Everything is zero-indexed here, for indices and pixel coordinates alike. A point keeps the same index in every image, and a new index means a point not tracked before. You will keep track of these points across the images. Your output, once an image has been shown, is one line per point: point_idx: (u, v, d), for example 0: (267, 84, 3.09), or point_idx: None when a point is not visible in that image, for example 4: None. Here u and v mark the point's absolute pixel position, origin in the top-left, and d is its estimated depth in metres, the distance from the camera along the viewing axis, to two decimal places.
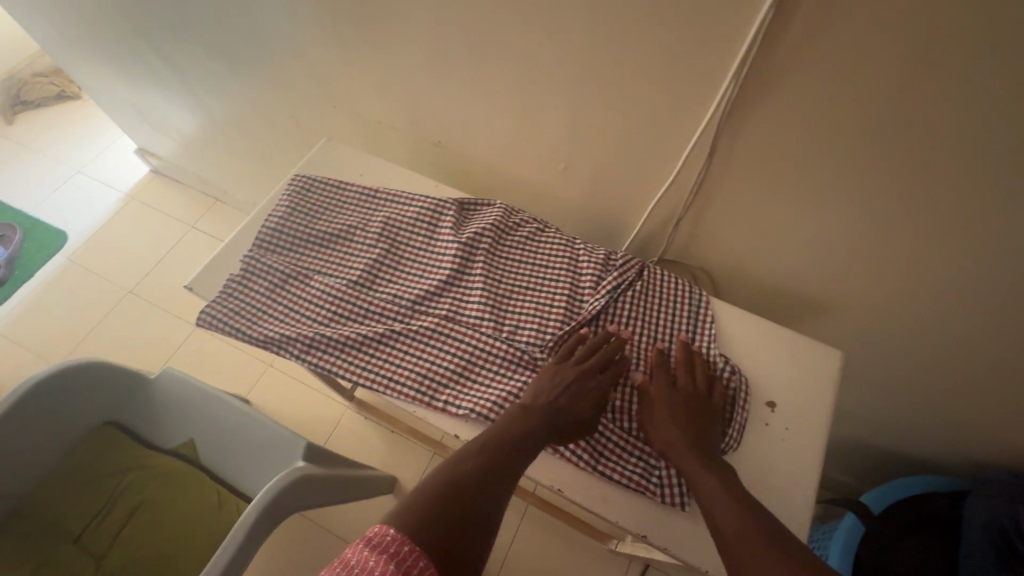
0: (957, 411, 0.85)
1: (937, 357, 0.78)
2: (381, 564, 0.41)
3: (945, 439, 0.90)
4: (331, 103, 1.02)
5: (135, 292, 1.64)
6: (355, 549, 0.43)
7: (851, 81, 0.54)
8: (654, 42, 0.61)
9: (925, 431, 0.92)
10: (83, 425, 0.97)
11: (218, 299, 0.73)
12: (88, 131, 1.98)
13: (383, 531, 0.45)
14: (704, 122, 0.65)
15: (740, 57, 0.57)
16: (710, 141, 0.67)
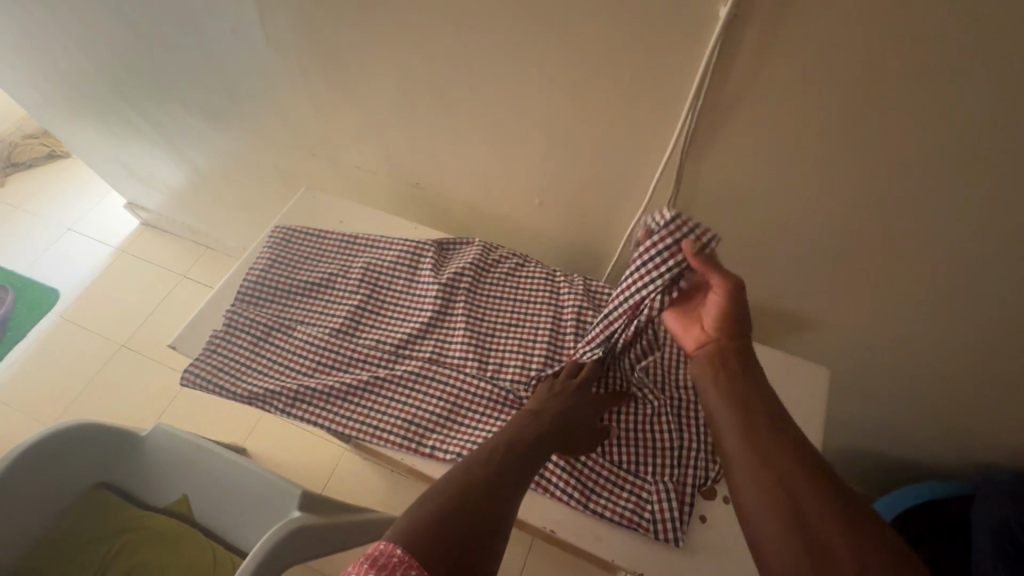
0: (952, 417, 0.84)
1: (925, 363, 0.78)
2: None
3: (944, 443, 0.90)
4: (309, 152, 1.04)
5: (127, 345, 1.63)
6: (357, 567, 0.41)
7: (802, 106, 0.55)
8: (612, 78, 0.62)
9: (923, 437, 0.91)
10: (74, 488, 0.96)
11: (201, 357, 0.73)
12: (78, 189, 2.01)
13: (389, 550, 0.43)
14: (668, 151, 0.66)
15: (693, 91, 0.58)
16: (676, 168, 0.68)
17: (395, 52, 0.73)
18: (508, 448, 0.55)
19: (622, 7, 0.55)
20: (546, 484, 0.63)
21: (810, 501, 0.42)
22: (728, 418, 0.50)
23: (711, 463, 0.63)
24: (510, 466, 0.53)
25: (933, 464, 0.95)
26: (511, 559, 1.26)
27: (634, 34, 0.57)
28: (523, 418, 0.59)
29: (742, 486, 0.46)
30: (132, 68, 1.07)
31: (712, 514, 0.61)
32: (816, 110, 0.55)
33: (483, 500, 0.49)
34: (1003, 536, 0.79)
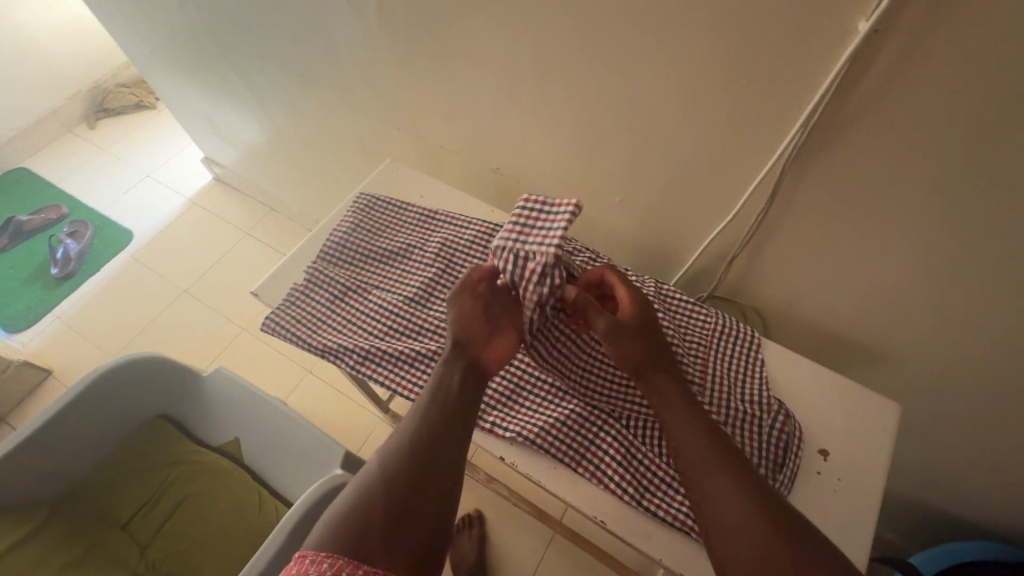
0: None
1: (1004, 421, 0.74)
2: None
3: (1007, 507, 0.85)
4: (395, 126, 1.07)
5: (189, 291, 1.72)
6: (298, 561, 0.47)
7: (924, 133, 0.54)
8: (724, 84, 0.62)
9: (984, 497, 0.86)
10: (139, 415, 1.02)
11: (282, 306, 0.77)
12: (160, 139, 2.13)
13: (307, 553, 0.47)
14: (769, 164, 0.66)
15: (812, 107, 0.58)
16: (773, 182, 0.67)
17: (502, 36, 0.75)
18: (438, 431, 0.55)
19: (751, 13, 0.55)
20: (601, 477, 0.63)
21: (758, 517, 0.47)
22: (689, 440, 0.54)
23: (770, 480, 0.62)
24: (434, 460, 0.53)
25: (989, 528, 0.91)
26: (528, 551, 1.28)
27: (757, 42, 0.56)
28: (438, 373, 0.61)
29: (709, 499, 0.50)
30: (239, 28, 1.12)
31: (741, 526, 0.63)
32: (939, 140, 0.53)
33: (405, 496, 0.50)
34: None
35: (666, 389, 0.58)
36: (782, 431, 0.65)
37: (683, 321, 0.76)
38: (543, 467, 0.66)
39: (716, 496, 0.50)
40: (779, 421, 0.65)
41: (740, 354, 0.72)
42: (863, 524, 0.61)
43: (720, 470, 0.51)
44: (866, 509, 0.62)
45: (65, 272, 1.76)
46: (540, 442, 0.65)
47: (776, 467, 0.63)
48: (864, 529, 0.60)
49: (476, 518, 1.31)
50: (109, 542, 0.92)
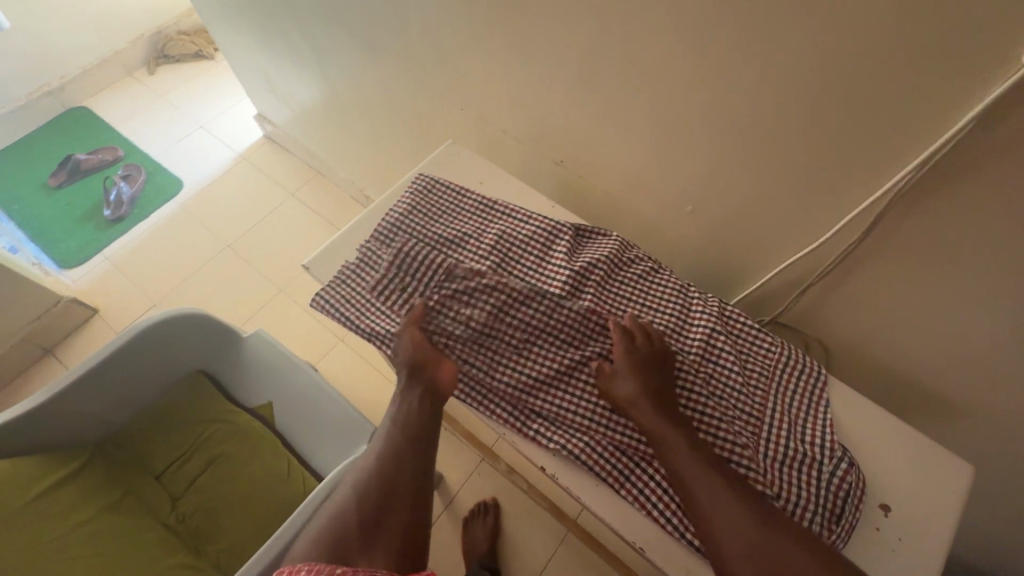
0: None
1: None
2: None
3: None
4: (458, 105, 1.03)
5: (232, 247, 1.74)
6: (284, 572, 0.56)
7: None
8: (845, 100, 0.57)
9: None
10: (181, 367, 1.04)
11: (334, 283, 0.76)
12: (216, 90, 2.13)
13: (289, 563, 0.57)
14: (879, 192, 0.61)
15: (939, 146, 0.53)
16: (878, 210, 0.62)
17: (590, 26, 0.71)
18: (398, 460, 0.64)
19: (895, 25, 0.49)
20: (644, 502, 0.61)
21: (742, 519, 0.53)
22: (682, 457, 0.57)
23: (824, 531, 0.59)
24: (394, 484, 0.62)
25: None
26: (541, 546, 1.28)
27: (895, 58, 0.51)
28: (394, 396, 0.69)
29: (707, 509, 0.54)
30: None
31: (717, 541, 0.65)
32: None
33: (368, 515, 0.60)
34: None
35: (650, 415, 0.60)
36: (844, 480, 0.61)
37: (745, 348, 0.71)
38: (585, 481, 0.64)
39: (712, 506, 0.54)
40: (841, 468, 0.61)
41: (804, 390, 0.68)
42: None
43: (705, 484, 0.55)
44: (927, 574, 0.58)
45: (117, 215, 1.80)
46: (583, 458, 0.64)
47: (833, 517, 0.60)
48: None
49: (492, 506, 1.30)
50: (145, 489, 0.95)
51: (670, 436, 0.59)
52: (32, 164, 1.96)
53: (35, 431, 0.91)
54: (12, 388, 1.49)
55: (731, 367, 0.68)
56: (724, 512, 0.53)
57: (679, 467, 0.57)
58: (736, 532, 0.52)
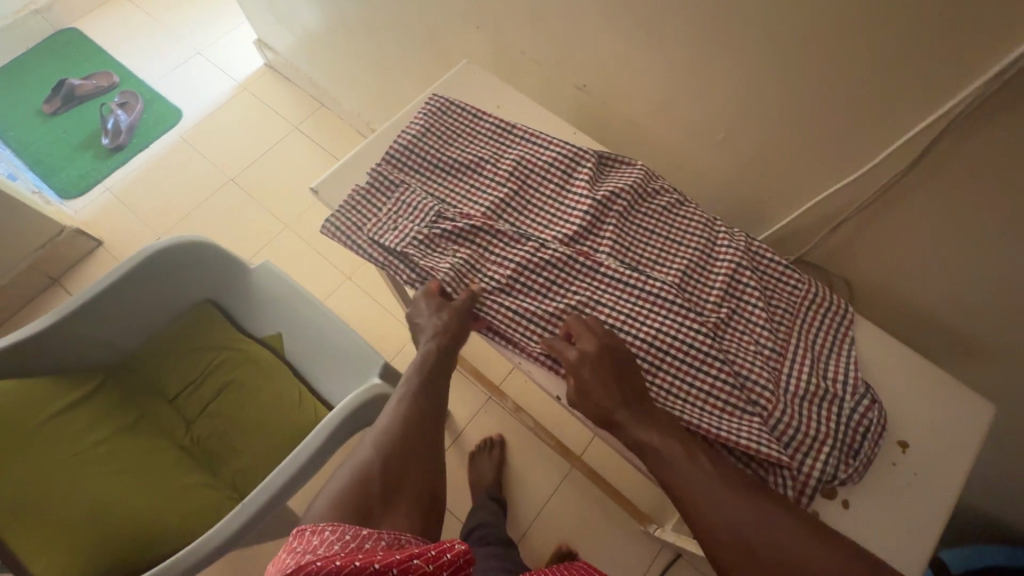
0: None
1: None
2: (307, 548, 0.46)
3: None
4: (473, 23, 0.96)
5: (235, 180, 1.70)
6: (292, 543, 0.49)
7: None
8: (912, 6, 0.51)
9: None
10: (190, 296, 1.03)
11: (344, 208, 0.73)
12: (212, 13, 2.01)
13: (303, 527, 0.50)
14: (937, 113, 0.56)
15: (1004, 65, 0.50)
16: (932, 135, 0.58)
17: None
18: (422, 411, 0.64)
19: None
20: None
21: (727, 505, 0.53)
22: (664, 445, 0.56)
23: (841, 465, 0.58)
24: (418, 439, 0.62)
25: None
26: (546, 481, 1.31)
27: None
28: (424, 340, 0.67)
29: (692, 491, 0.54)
30: None
31: (822, 512, 0.58)
32: None
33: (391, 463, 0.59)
34: None
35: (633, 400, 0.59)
36: (864, 416, 0.60)
37: (770, 284, 0.69)
38: None
39: (692, 490, 0.54)
40: (864, 403, 0.60)
41: (829, 327, 0.66)
42: (933, 521, 0.57)
43: (686, 457, 0.55)
44: (939, 508, 0.58)
45: (115, 144, 1.74)
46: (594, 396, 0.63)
47: (850, 452, 0.59)
48: (941, 524, 0.57)
49: (498, 442, 1.33)
50: (160, 412, 0.97)
51: (609, 398, 0.58)
52: (24, 88, 1.88)
53: (47, 353, 0.91)
54: (23, 317, 1.50)
55: (755, 303, 0.67)
56: (707, 496, 0.53)
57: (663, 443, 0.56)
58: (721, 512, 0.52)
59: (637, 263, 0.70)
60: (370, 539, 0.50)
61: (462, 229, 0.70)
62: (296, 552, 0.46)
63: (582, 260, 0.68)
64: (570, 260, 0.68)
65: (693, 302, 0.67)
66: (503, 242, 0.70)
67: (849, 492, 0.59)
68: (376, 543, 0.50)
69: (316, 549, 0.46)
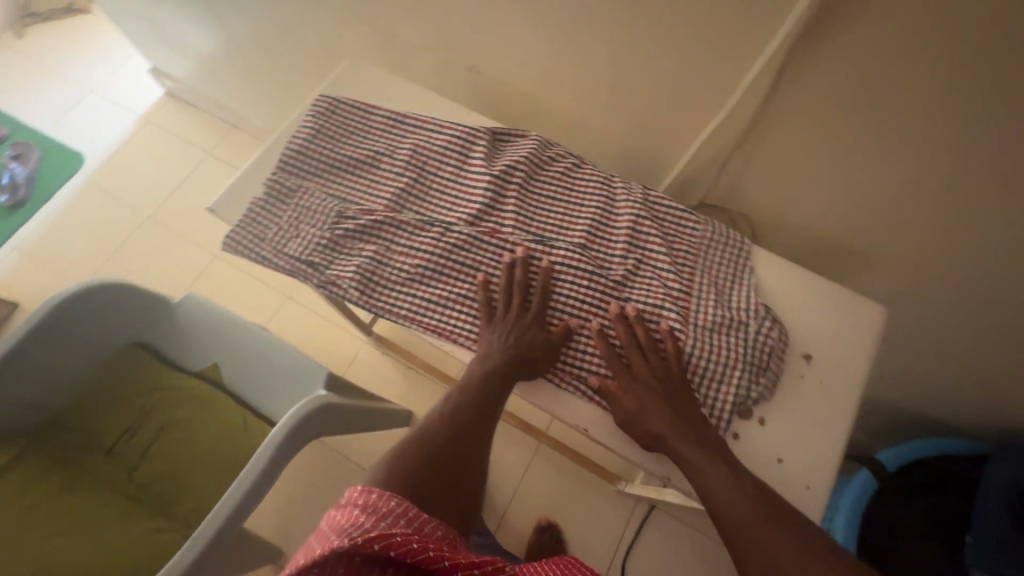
0: (983, 366, 0.86)
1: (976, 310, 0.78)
2: (348, 514, 0.43)
3: (963, 394, 0.93)
4: (355, 19, 0.95)
5: (153, 217, 1.62)
6: (355, 493, 0.46)
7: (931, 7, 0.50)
8: None
9: (945, 385, 0.94)
10: (110, 342, 0.97)
11: (244, 223, 0.72)
12: (99, 48, 1.91)
13: (363, 491, 0.47)
14: (774, 41, 0.59)
15: None
16: (777, 64, 0.61)
17: None
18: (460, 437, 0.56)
19: None
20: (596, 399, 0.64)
21: (734, 497, 0.53)
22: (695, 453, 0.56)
23: (751, 386, 0.62)
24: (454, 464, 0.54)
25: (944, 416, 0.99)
26: (518, 461, 1.33)
27: None
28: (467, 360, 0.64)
29: (714, 491, 0.54)
30: None
31: (744, 434, 0.62)
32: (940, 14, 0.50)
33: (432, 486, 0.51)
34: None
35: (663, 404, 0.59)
36: (768, 337, 0.64)
37: (671, 229, 0.72)
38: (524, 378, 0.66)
39: (712, 492, 0.54)
40: (767, 325, 0.64)
41: (729, 261, 0.70)
42: (841, 418, 0.62)
43: (693, 453, 0.56)
44: (846, 406, 0.63)
45: (14, 200, 1.63)
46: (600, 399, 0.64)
47: (759, 373, 0.63)
48: (849, 420, 0.62)
49: None
50: (98, 465, 0.93)
51: (655, 412, 0.59)
52: None
53: None
54: None
55: (659, 249, 0.69)
56: (726, 493, 0.54)
57: (682, 448, 0.57)
58: (724, 507, 0.53)
59: (542, 229, 0.71)
60: (428, 524, 0.45)
61: (368, 224, 0.71)
62: (359, 511, 0.44)
63: (489, 237, 0.70)
64: (476, 238, 0.69)
65: (601, 260, 0.69)
66: (420, 232, 0.70)
67: (765, 409, 0.63)
68: (433, 530, 0.45)
69: (354, 516, 0.43)
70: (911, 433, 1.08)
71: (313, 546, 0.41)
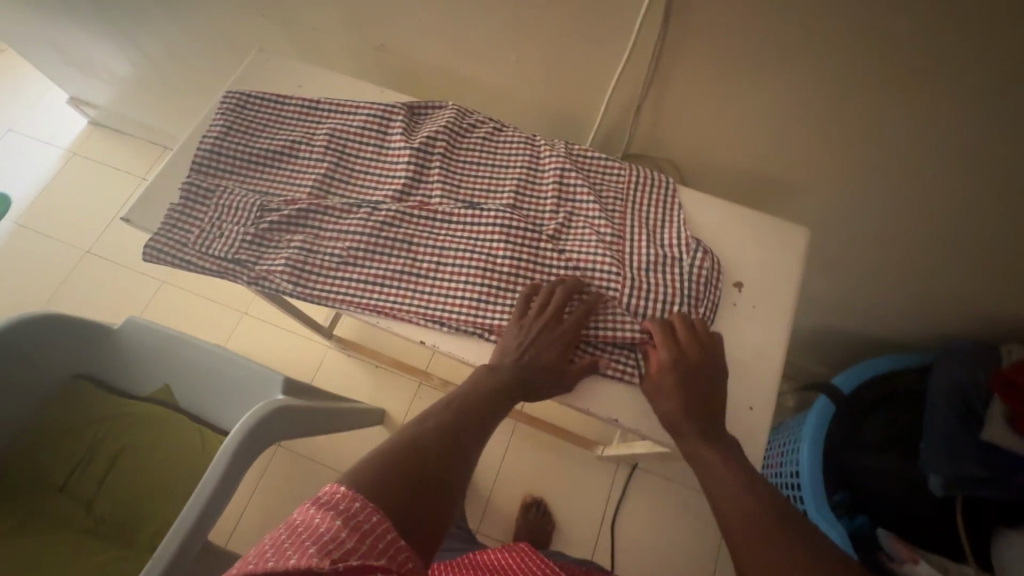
0: (914, 277, 0.90)
1: (895, 220, 0.82)
2: (327, 521, 0.39)
3: (902, 308, 0.97)
4: (260, 14, 0.93)
5: (92, 251, 1.57)
6: (335, 497, 0.42)
7: None
8: None
9: (883, 302, 0.98)
10: (52, 377, 0.93)
11: (161, 229, 0.68)
12: (11, 85, 1.82)
13: (349, 494, 0.42)
14: None
15: None
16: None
17: None
18: (432, 430, 0.52)
19: None
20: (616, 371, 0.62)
21: (727, 485, 0.51)
22: (698, 442, 0.54)
23: (692, 317, 0.64)
24: (426, 454, 0.49)
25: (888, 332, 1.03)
26: (496, 441, 1.33)
27: None
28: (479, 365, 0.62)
29: (710, 481, 0.52)
30: None
31: None
32: None
33: (408, 476, 0.46)
34: (972, 399, 0.86)
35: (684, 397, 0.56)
36: (702, 267, 0.65)
37: (597, 179, 0.73)
38: (468, 346, 0.64)
39: (707, 482, 0.52)
40: (699, 257, 0.65)
41: (657, 201, 0.71)
42: (776, 337, 0.64)
43: (699, 442, 0.54)
44: (779, 326, 0.65)
45: None
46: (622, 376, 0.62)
47: (698, 305, 0.64)
48: (784, 338, 0.64)
49: None
50: (51, 505, 0.87)
51: (675, 405, 0.57)
52: None
53: None
54: None
55: (588, 199, 0.69)
56: (721, 481, 0.51)
57: (686, 436, 0.55)
58: (720, 500, 0.50)
59: (473, 197, 0.71)
60: (405, 555, 0.40)
61: (298, 212, 0.68)
62: (336, 524, 0.39)
63: (422, 210, 0.69)
64: (410, 213, 0.68)
65: (535, 220, 0.69)
66: (357, 216, 0.68)
67: None
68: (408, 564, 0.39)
69: (334, 529, 0.39)
70: (865, 353, 1.12)
71: (283, 548, 0.37)
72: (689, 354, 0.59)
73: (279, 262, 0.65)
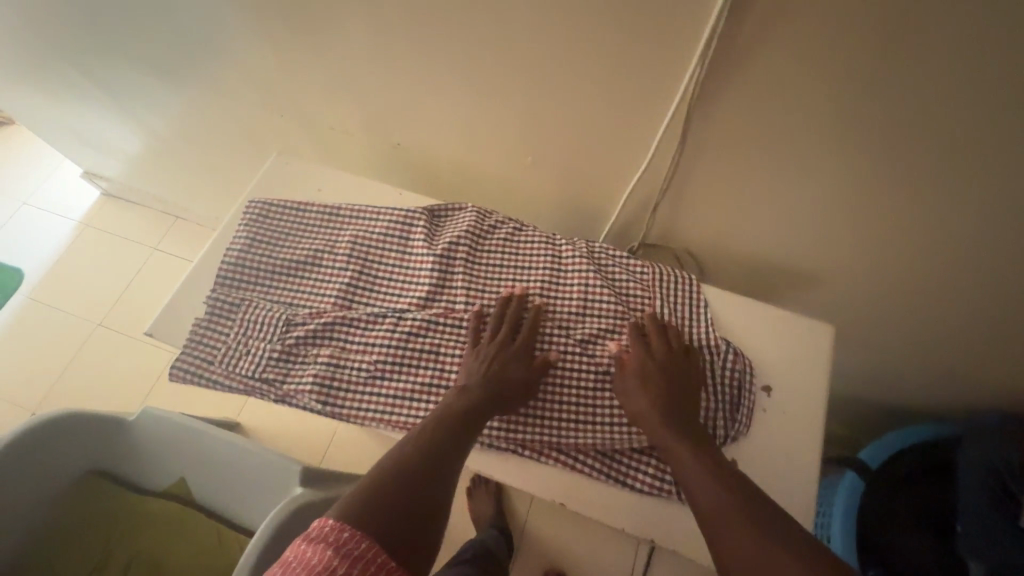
0: (937, 356, 0.89)
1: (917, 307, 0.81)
2: (318, 553, 0.42)
3: (925, 382, 0.96)
4: (279, 111, 0.96)
5: (104, 324, 1.56)
6: (322, 527, 0.44)
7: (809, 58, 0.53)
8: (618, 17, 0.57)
9: (907, 376, 0.97)
10: (65, 477, 0.92)
11: (188, 348, 0.68)
12: (28, 158, 1.87)
13: (334, 524, 0.44)
14: (676, 97, 0.62)
15: (702, 47, 0.56)
16: (684, 115, 0.63)
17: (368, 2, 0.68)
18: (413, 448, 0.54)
19: None
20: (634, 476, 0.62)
21: (697, 476, 0.52)
22: (681, 446, 0.55)
23: (728, 426, 0.63)
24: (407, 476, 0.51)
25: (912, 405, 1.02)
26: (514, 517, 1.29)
27: None
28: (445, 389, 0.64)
29: (689, 478, 0.53)
30: (70, 21, 0.95)
31: None
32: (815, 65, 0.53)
33: (389, 501, 0.48)
34: (1008, 481, 0.82)
35: (658, 411, 0.58)
36: (735, 371, 0.65)
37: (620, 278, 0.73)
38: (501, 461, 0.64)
39: (683, 478, 0.53)
40: (731, 358, 0.65)
41: (683, 301, 0.70)
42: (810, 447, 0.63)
43: (680, 449, 0.55)
44: (813, 435, 0.63)
45: None
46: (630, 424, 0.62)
47: (733, 410, 0.64)
48: (818, 448, 0.63)
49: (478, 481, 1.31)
50: None
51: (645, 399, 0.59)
52: None
53: None
54: None
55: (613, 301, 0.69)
56: (698, 474, 0.52)
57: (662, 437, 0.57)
58: (693, 487, 0.52)
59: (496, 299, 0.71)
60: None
61: (322, 324, 0.68)
62: (325, 552, 0.42)
63: (447, 318, 0.69)
64: (435, 323, 0.68)
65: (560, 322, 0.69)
66: (382, 326, 0.68)
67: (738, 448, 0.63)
68: None
69: (326, 559, 0.41)
70: (892, 422, 1.10)
71: None
72: (661, 352, 0.63)
73: (305, 375, 0.66)
